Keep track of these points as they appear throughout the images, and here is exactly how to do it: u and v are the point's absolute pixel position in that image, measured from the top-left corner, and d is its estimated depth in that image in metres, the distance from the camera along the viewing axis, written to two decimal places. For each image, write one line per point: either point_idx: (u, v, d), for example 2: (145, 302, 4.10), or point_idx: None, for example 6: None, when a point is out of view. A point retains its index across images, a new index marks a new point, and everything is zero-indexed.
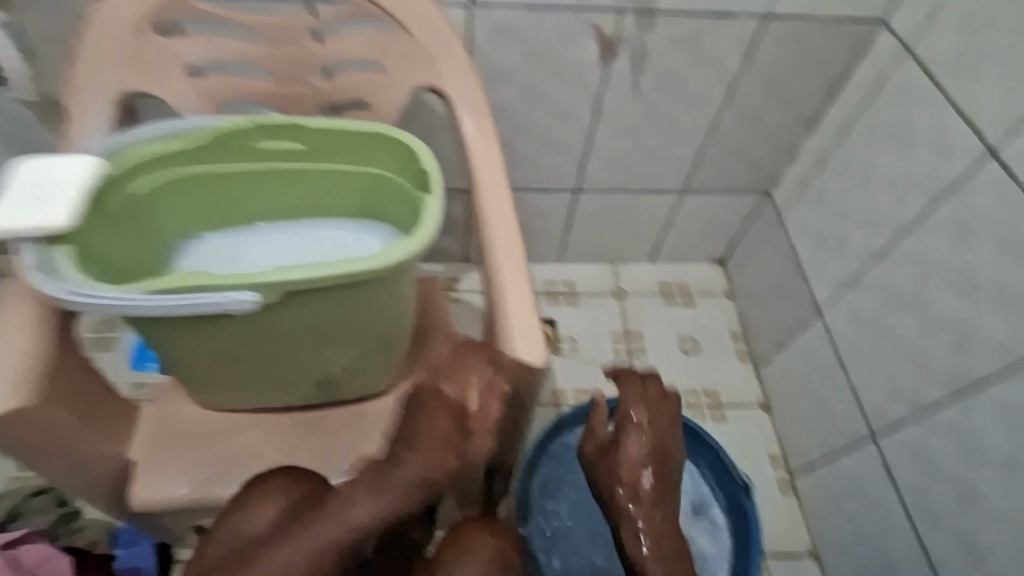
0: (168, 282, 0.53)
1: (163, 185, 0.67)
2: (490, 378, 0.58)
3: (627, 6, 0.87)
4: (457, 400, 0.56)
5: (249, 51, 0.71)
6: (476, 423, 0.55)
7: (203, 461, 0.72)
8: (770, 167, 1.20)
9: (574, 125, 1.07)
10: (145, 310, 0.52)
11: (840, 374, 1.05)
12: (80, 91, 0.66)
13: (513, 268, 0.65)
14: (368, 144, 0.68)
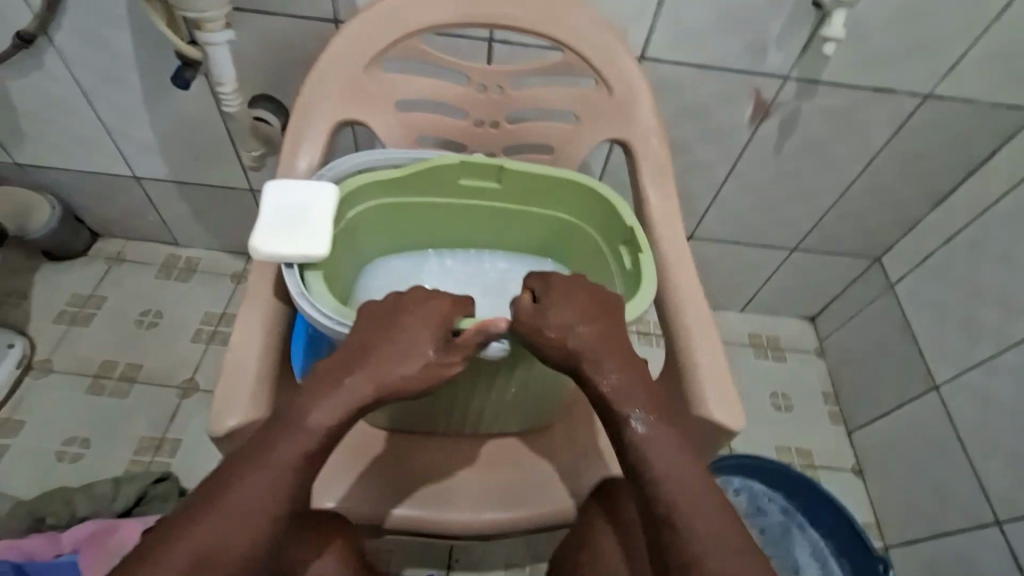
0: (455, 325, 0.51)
1: (369, 211, 0.69)
2: (410, 301, 0.48)
3: (793, 75, 0.90)
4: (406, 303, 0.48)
5: (456, 92, 0.74)
6: (431, 329, 0.46)
7: (383, 479, 0.72)
8: (886, 236, 1.21)
9: (706, 178, 1.09)
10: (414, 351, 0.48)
11: (957, 452, 1.04)
12: (300, 112, 0.68)
13: (703, 328, 0.66)
14: (565, 189, 0.70)
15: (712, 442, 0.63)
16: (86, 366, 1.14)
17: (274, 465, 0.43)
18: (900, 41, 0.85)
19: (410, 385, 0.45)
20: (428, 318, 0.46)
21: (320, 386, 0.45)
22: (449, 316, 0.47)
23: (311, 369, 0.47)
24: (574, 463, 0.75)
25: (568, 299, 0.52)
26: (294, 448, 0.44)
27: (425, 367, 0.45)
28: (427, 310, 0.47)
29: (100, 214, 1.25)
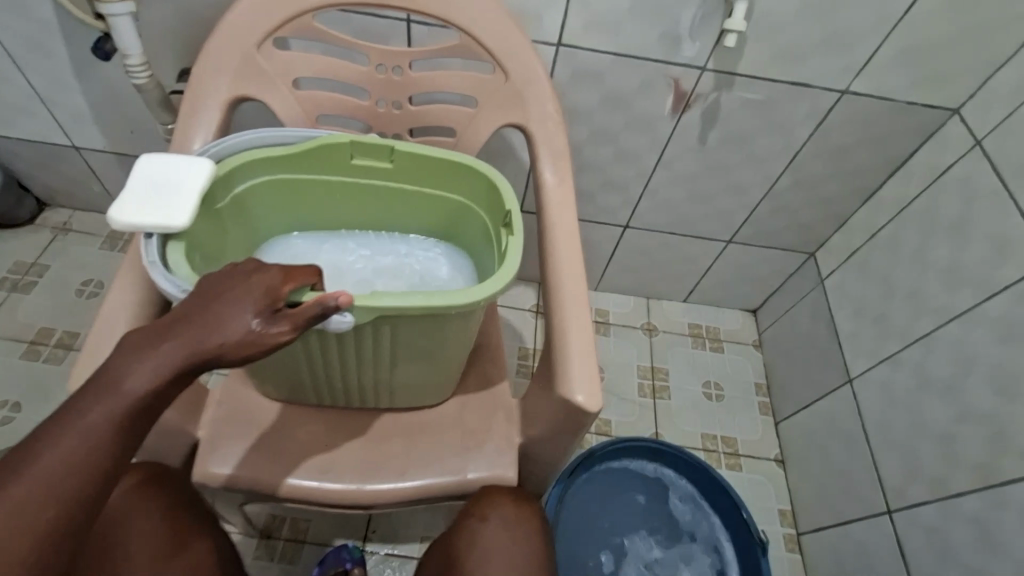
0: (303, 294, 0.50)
1: (261, 185, 0.70)
2: (246, 271, 0.48)
3: (709, 67, 0.91)
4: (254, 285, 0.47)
5: (355, 72, 0.75)
6: (254, 300, 0.46)
7: (265, 448, 0.72)
8: (816, 232, 1.22)
9: (635, 168, 1.11)
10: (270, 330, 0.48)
11: (862, 445, 1.06)
12: (196, 86, 0.69)
13: (580, 314, 0.68)
14: (455, 171, 0.71)
15: (579, 422, 0.65)
16: (23, 333, 1.16)
17: (88, 432, 0.44)
18: (812, 37, 0.85)
19: (229, 353, 0.45)
20: (254, 289, 0.46)
21: (134, 353, 0.45)
22: (277, 286, 0.47)
23: (127, 336, 0.46)
24: (457, 442, 0.76)
25: None
26: (114, 409, 0.44)
27: (244, 333, 0.45)
28: (254, 280, 0.47)
29: (44, 183, 1.26)
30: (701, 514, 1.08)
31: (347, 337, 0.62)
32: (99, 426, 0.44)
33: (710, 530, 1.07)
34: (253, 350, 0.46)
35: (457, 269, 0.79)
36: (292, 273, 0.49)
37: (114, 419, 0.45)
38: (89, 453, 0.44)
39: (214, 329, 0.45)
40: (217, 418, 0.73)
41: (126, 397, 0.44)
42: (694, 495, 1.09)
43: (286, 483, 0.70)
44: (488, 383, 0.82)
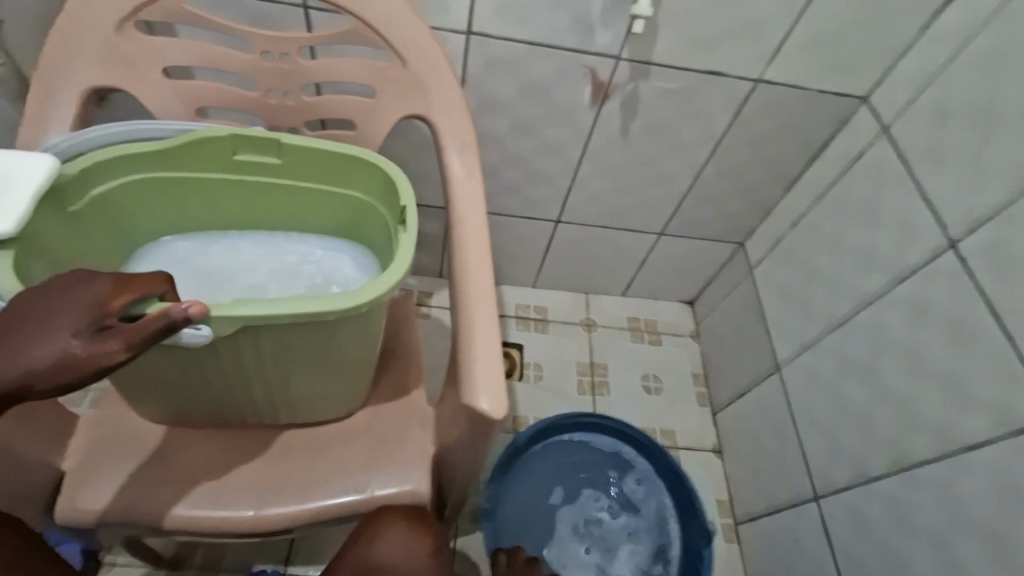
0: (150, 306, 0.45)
1: (130, 184, 0.63)
2: (69, 285, 0.42)
3: (624, 55, 0.88)
4: (76, 300, 0.41)
5: (238, 59, 0.69)
6: (75, 317, 0.40)
7: (144, 476, 0.65)
8: (745, 222, 1.23)
9: (560, 161, 1.08)
10: None
11: (791, 431, 1.07)
12: (46, 75, 0.62)
13: (486, 314, 0.65)
14: (350, 165, 0.66)
15: (486, 429, 0.62)
16: None
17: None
18: (722, 24, 0.84)
19: (40, 381, 0.39)
20: (75, 305, 0.41)
21: None
22: (107, 300, 0.42)
23: None
24: (364, 457, 0.71)
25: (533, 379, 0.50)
26: None
27: (57, 358, 0.39)
28: (76, 296, 0.41)
29: None
30: (655, 502, 1.13)
31: (224, 350, 0.56)
32: None
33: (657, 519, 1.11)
34: (73, 375, 0.39)
35: (361, 270, 0.74)
36: (128, 286, 0.43)
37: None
38: None
39: (23, 354, 0.39)
40: (89, 445, 0.66)
41: None
42: (654, 484, 1.15)
43: (168, 513, 0.64)
44: (401, 392, 0.77)
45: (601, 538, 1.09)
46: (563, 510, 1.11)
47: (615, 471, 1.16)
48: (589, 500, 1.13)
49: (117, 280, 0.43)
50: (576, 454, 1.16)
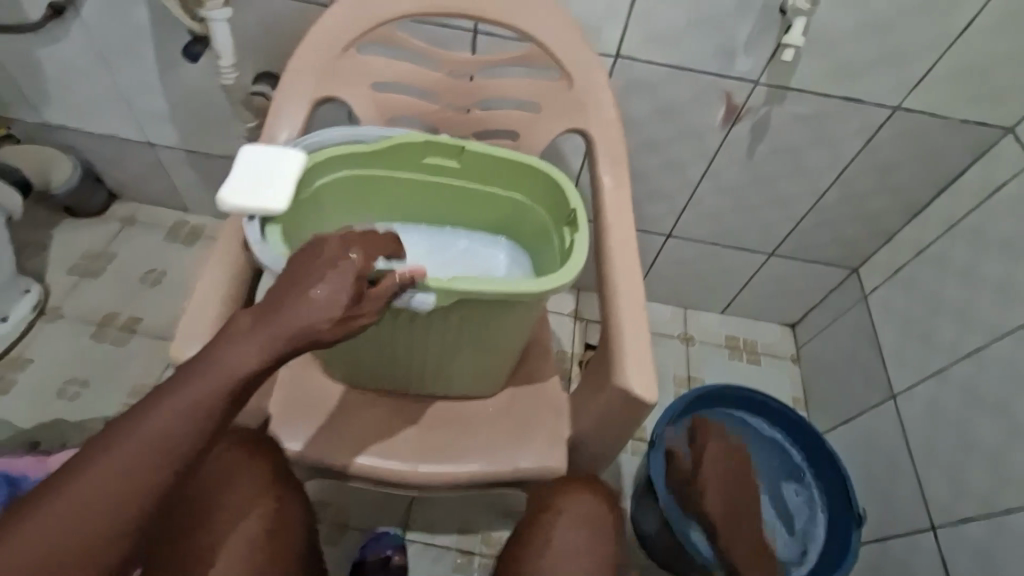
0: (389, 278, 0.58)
1: (340, 180, 0.75)
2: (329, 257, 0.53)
3: (763, 80, 0.93)
4: (340, 270, 0.51)
5: (429, 77, 0.80)
6: (344, 284, 0.51)
7: (329, 428, 0.76)
8: (862, 247, 1.23)
9: (682, 178, 1.13)
10: None
11: (906, 461, 1.05)
12: (285, 87, 0.75)
13: (635, 310, 0.71)
14: (521, 172, 0.75)
15: (633, 413, 0.69)
16: (91, 315, 1.24)
17: (175, 417, 0.48)
18: (867, 54, 0.88)
19: (322, 335, 0.50)
20: (341, 274, 0.51)
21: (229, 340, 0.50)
22: (361, 272, 0.52)
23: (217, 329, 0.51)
24: (509, 433, 0.79)
25: None
26: (203, 390, 0.48)
27: (335, 316, 0.50)
28: (336, 267, 0.52)
29: (116, 176, 1.34)
30: (808, 515, 1.04)
31: (418, 324, 0.66)
32: (200, 403, 0.48)
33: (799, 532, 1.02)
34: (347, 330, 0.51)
35: (515, 266, 0.82)
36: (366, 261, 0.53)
37: (197, 407, 0.48)
38: (181, 430, 0.48)
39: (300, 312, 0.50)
40: (285, 396, 0.77)
41: (221, 381, 0.49)
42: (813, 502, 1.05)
43: (346, 461, 0.74)
44: (540, 378, 0.85)
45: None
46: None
47: (776, 458, 1.10)
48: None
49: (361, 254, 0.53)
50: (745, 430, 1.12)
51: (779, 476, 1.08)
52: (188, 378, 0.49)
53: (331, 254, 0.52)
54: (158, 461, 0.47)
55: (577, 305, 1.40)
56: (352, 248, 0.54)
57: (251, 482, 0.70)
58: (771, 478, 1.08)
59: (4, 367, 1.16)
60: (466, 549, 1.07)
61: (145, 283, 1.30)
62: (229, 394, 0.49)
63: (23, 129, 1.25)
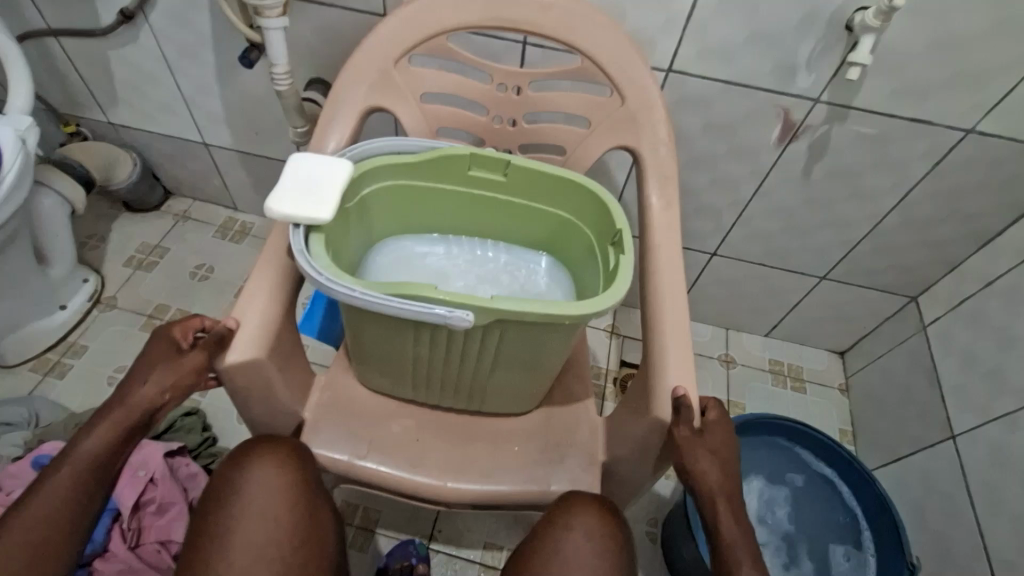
0: (430, 293, 0.57)
1: (386, 189, 0.75)
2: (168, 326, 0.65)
3: (824, 98, 0.89)
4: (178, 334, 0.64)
5: (477, 89, 0.80)
6: (167, 339, 0.64)
7: (362, 436, 0.76)
8: (924, 275, 1.16)
9: (732, 196, 1.09)
10: (390, 313, 0.57)
11: (964, 507, 0.98)
12: (337, 96, 0.76)
13: (680, 337, 0.68)
14: (566, 189, 0.74)
15: (673, 444, 0.66)
16: (142, 306, 1.29)
17: (65, 481, 0.58)
18: (941, 72, 0.82)
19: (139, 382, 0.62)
20: (175, 333, 0.64)
21: (112, 415, 0.61)
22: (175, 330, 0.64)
23: (102, 408, 0.62)
24: (542, 454, 0.77)
25: (715, 450, 0.65)
26: (81, 458, 0.59)
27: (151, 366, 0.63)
28: (171, 330, 0.64)
29: (173, 174, 1.40)
30: None
31: (456, 340, 0.66)
32: (87, 471, 0.59)
33: None
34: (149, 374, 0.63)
35: (555, 283, 0.81)
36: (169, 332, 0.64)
37: (75, 486, 0.59)
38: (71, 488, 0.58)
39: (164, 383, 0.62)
40: (321, 402, 0.77)
41: (92, 452, 0.60)
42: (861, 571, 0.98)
43: (378, 472, 0.74)
44: (575, 398, 0.83)
45: (773, 529, 1.04)
46: (761, 482, 1.07)
47: (830, 512, 1.04)
48: (783, 501, 1.06)
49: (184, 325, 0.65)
50: (796, 469, 1.07)
51: (829, 533, 1.03)
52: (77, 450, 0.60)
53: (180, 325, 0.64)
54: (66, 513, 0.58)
55: (614, 321, 1.37)
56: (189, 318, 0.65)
57: (269, 502, 0.66)
58: (819, 531, 1.03)
59: (60, 352, 1.21)
60: (490, 564, 1.05)
61: (195, 277, 1.34)
62: (110, 460, 0.61)
63: (91, 127, 1.32)
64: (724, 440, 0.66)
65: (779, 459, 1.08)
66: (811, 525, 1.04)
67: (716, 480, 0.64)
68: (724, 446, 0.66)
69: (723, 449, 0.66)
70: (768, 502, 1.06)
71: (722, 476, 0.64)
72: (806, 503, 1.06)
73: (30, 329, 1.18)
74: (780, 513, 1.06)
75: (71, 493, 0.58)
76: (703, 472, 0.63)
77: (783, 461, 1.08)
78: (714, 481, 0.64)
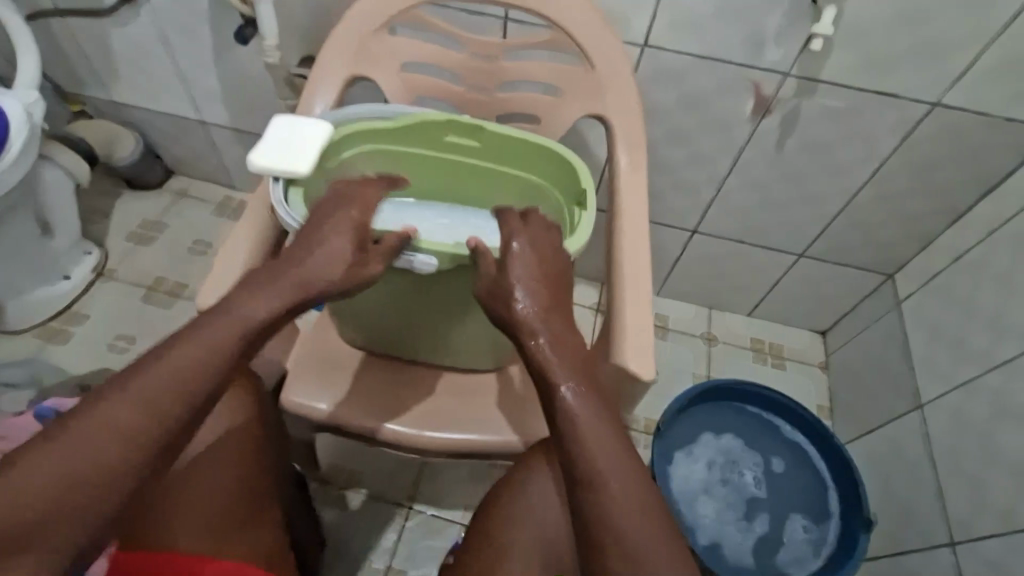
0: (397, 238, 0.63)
1: (365, 153, 0.78)
2: (329, 205, 0.61)
3: (793, 73, 0.92)
4: (360, 228, 0.60)
5: (455, 60, 0.84)
6: (351, 235, 0.59)
7: (341, 386, 0.79)
8: (898, 252, 1.19)
9: (709, 172, 1.13)
10: None
11: (928, 473, 1.01)
12: (320, 64, 0.80)
13: (639, 291, 0.71)
14: (536, 154, 0.77)
15: (632, 391, 0.68)
16: (142, 279, 1.34)
17: (201, 351, 0.51)
18: (903, 46, 0.86)
19: (315, 265, 0.56)
20: (349, 226, 0.59)
21: (267, 282, 0.55)
22: (363, 230, 0.60)
23: (262, 273, 0.56)
24: (512, 407, 0.81)
25: (529, 280, 0.61)
26: (227, 329, 0.52)
27: (330, 255, 0.57)
28: (351, 224, 0.60)
29: (173, 153, 1.45)
30: (806, 553, 1.00)
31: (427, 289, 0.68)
32: (226, 341, 0.52)
33: (785, 560, 0.99)
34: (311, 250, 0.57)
35: None
36: (329, 210, 0.60)
37: (214, 357, 0.51)
38: (212, 360, 0.51)
39: (291, 283, 0.55)
40: (303, 355, 0.81)
41: (245, 322, 0.53)
42: (818, 545, 1.00)
43: (352, 420, 0.76)
44: None
45: (733, 486, 1.07)
46: (730, 442, 1.10)
47: (798, 485, 1.06)
48: (750, 462, 1.09)
49: (358, 211, 0.61)
50: (770, 438, 1.10)
51: (794, 506, 1.05)
52: (217, 318, 0.53)
53: (354, 215, 0.60)
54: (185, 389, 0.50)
55: (599, 298, 1.41)
56: (359, 211, 0.61)
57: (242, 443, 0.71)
58: (781, 506, 1.05)
59: (62, 320, 1.26)
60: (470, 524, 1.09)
61: (193, 252, 1.39)
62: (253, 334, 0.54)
63: (94, 106, 1.37)
64: (544, 261, 0.63)
65: (757, 426, 1.12)
66: (774, 492, 1.06)
67: (532, 312, 0.60)
68: (546, 278, 0.62)
69: (548, 279, 0.62)
70: (732, 461, 1.09)
71: (547, 310, 0.61)
72: (775, 469, 1.08)
73: (31, 296, 1.22)
74: (744, 470, 1.08)
75: (215, 364, 0.51)
76: (519, 309, 0.60)
77: (756, 428, 1.12)
78: (527, 311, 0.60)
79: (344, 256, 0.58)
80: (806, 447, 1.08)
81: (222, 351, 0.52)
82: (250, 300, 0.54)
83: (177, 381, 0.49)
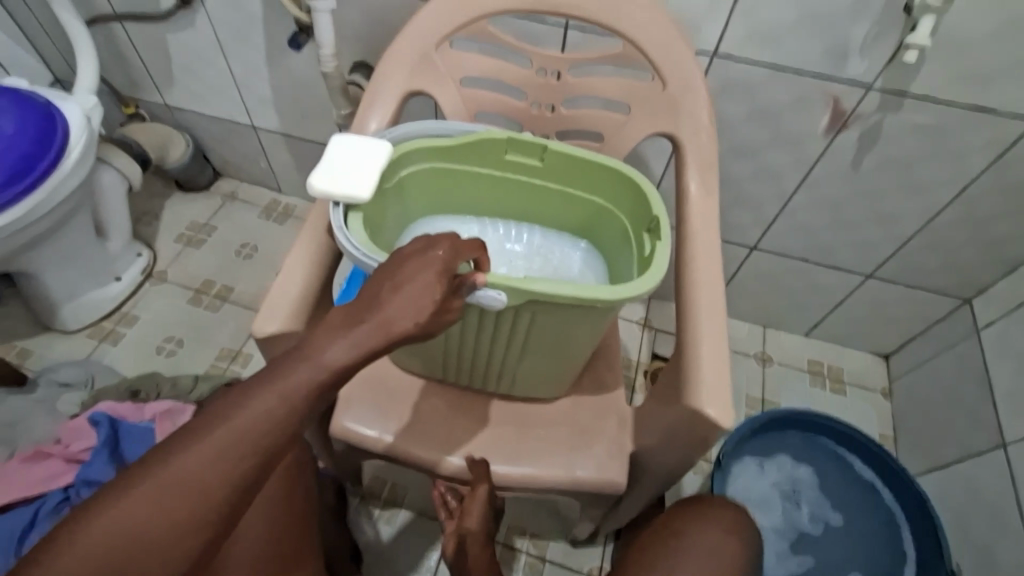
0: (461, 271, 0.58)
1: (423, 170, 0.76)
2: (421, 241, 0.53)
3: (877, 86, 0.86)
4: (446, 264, 0.52)
5: (517, 74, 0.80)
6: (435, 276, 0.51)
7: (395, 415, 0.77)
8: (978, 277, 1.10)
9: (774, 188, 1.06)
10: None
11: (1014, 518, 0.93)
12: (380, 77, 0.77)
13: (713, 327, 0.67)
14: (600, 174, 0.73)
15: (705, 434, 0.65)
16: (191, 281, 1.35)
17: (263, 408, 0.49)
18: (1006, 58, 0.78)
19: (394, 313, 0.50)
20: (434, 264, 0.52)
21: (342, 329, 0.50)
22: (450, 265, 0.53)
23: (334, 317, 0.51)
24: (566, 439, 0.78)
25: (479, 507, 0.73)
26: (299, 382, 0.50)
27: (411, 298, 0.50)
28: (432, 260, 0.52)
29: (222, 156, 1.45)
30: None
31: (489, 322, 0.66)
32: (294, 393, 0.49)
33: None
34: (392, 291, 0.51)
35: (588, 269, 0.81)
36: (418, 247, 0.53)
37: (282, 414, 0.50)
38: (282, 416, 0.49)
39: (369, 335, 0.50)
40: (357, 381, 0.80)
41: (320, 369, 0.49)
42: None
43: (406, 449, 0.75)
44: (603, 386, 0.83)
45: (787, 519, 1.03)
46: (801, 473, 1.06)
47: (862, 534, 1.00)
48: (809, 501, 1.04)
49: (448, 245, 0.53)
50: (838, 477, 1.04)
51: (852, 556, 0.99)
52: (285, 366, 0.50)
53: (442, 251, 0.52)
54: (253, 445, 0.49)
55: (647, 313, 1.36)
56: (449, 249, 0.53)
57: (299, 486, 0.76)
58: (839, 553, 0.99)
59: (114, 321, 1.28)
60: (516, 546, 1.06)
61: (239, 255, 1.39)
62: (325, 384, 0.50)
63: (148, 109, 1.38)
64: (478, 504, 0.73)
65: (829, 463, 1.05)
66: (831, 538, 1.01)
67: (476, 523, 0.73)
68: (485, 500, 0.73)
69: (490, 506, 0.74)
70: (794, 492, 1.05)
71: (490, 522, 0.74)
72: (832, 508, 1.03)
73: (86, 298, 1.24)
74: (801, 505, 1.04)
75: (286, 417, 0.50)
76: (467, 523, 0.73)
77: (828, 463, 1.06)
78: (470, 530, 0.73)
79: (425, 306, 0.50)
80: (881, 492, 1.00)
81: (279, 424, 0.49)
82: (324, 350, 0.50)
83: (247, 433, 0.49)
